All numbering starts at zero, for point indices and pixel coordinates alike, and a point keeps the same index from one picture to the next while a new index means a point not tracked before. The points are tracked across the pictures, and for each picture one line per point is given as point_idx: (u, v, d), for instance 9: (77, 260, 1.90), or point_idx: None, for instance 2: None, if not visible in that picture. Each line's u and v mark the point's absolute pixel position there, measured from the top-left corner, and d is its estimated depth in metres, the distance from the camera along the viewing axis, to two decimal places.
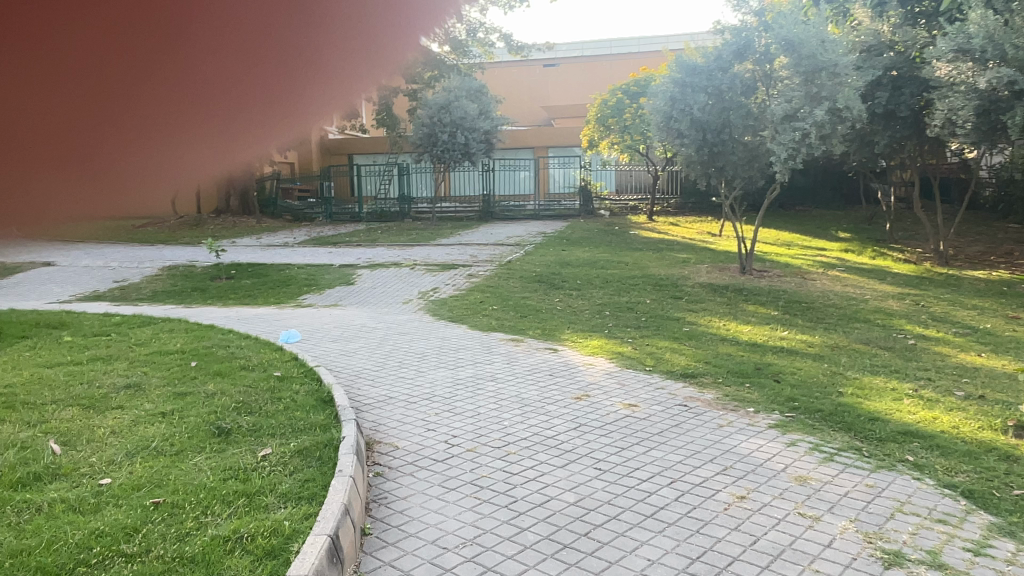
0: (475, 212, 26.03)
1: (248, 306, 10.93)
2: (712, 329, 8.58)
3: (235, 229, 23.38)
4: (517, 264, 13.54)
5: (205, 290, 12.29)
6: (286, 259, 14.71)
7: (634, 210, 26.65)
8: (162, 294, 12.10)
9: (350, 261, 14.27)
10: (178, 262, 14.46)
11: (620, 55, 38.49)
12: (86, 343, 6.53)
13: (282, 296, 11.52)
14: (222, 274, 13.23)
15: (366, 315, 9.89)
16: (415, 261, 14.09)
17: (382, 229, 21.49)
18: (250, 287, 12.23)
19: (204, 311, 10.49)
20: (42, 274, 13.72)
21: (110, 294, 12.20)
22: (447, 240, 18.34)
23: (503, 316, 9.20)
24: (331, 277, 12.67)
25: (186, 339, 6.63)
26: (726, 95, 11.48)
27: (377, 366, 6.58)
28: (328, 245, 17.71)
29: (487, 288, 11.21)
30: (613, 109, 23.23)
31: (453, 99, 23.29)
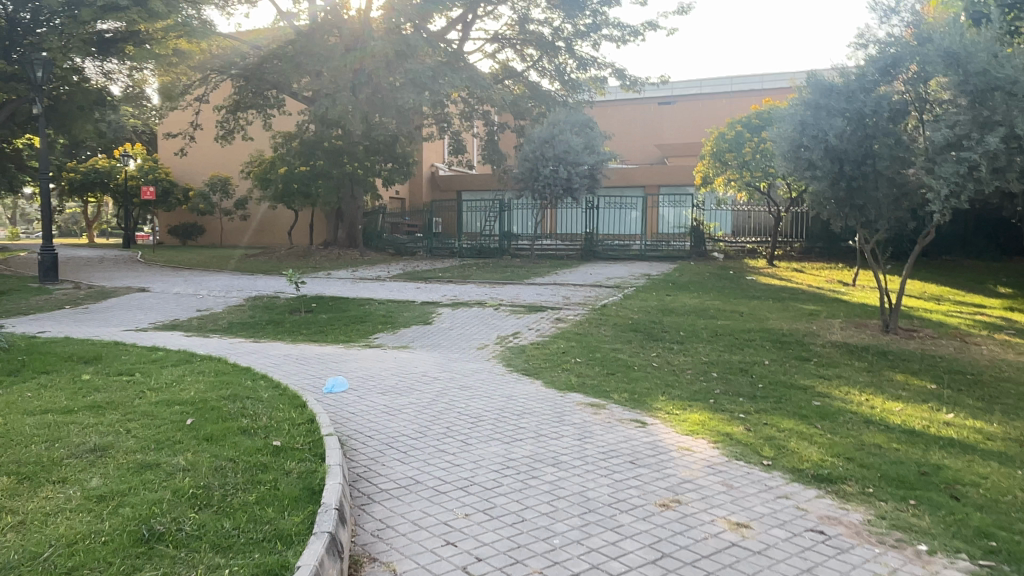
0: (577, 250, 24.81)
1: (315, 343, 10.16)
2: (848, 407, 6.78)
3: (335, 262, 23.32)
4: (613, 309, 12.12)
5: (280, 322, 11.70)
6: (370, 294, 14.06)
7: (752, 253, 24.47)
8: (237, 326, 11.62)
9: (434, 298, 13.39)
10: (263, 292, 14.12)
11: (740, 93, 36.52)
12: (99, 384, 5.75)
13: (354, 333, 10.70)
14: (301, 306, 12.63)
15: (434, 360, 8.81)
16: (502, 301, 13.01)
17: (477, 266, 20.68)
18: (325, 322, 11.50)
19: (269, 347, 9.80)
20: (133, 301, 13.72)
21: (190, 323, 11.89)
22: (542, 279, 17.23)
23: (587, 371, 7.83)
24: (409, 314, 11.79)
25: (207, 385, 5.71)
26: (869, 119, 9.73)
27: (420, 433, 5.36)
28: (419, 280, 17.05)
29: (574, 335, 9.89)
30: (732, 144, 21.48)
31: (557, 132, 22.60)
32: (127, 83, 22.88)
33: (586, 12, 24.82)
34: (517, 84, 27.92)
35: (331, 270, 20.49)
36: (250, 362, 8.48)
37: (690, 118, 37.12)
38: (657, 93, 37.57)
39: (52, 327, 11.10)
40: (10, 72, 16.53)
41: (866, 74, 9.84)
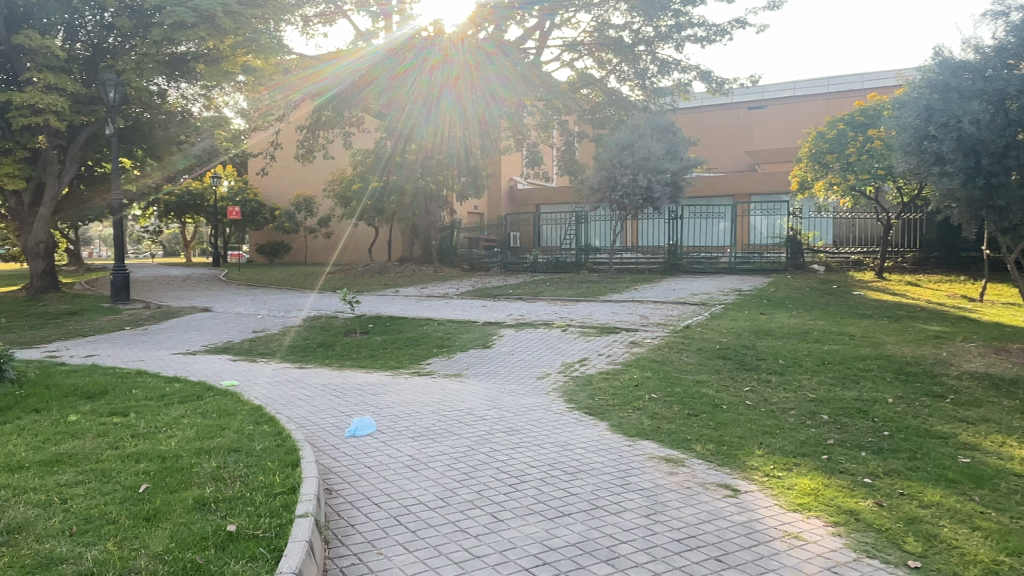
0: (660, 264, 23.20)
1: (361, 369, 9.25)
2: (1011, 467, 5.15)
3: (407, 279, 22.71)
4: (697, 331, 10.66)
5: (332, 344, 10.91)
6: (431, 313, 13.17)
7: (857, 264, 22.15)
8: (287, 348, 10.88)
9: (498, 318, 12.35)
10: (321, 312, 13.47)
11: (839, 93, 33.90)
12: (78, 428, 4.90)
13: (405, 358, 9.74)
14: (358, 327, 11.81)
15: (486, 391, 7.69)
16: (571, 321, 11.78)
17: (551, 282, 19.49)
18: (378, 345, 10.61)
19: (312, 374, 8.96)
20: (193, 322, 13.35)
21: (241, 346, 11.25)
22: (620, 295, 15.87)
23: (664, 410, 6.49)
24: (468, 336, 10.74)
25: (196, 433, 4.76)
26: (1012, 102, 7.97)
27: (441, 501, 4.21)
28: (486, 298, 16.06)
29: (651, 362, 8.54)
30: (833, 144, 19.47)
31: (636, 138, 21.15)
32: (206, 104, 23.22)
33: (667, 13, 23.29)
34: (595, 92, 26.75)
35: (400, 287, 19.82)
36: (282, 392, 7.64)
37: (782, 122, 34.77)
38: (747, 97, 35.37)
39: (102, 351, 10.70)
40: (89, 95, 16.81)
41: (1006, 48, 8.13)
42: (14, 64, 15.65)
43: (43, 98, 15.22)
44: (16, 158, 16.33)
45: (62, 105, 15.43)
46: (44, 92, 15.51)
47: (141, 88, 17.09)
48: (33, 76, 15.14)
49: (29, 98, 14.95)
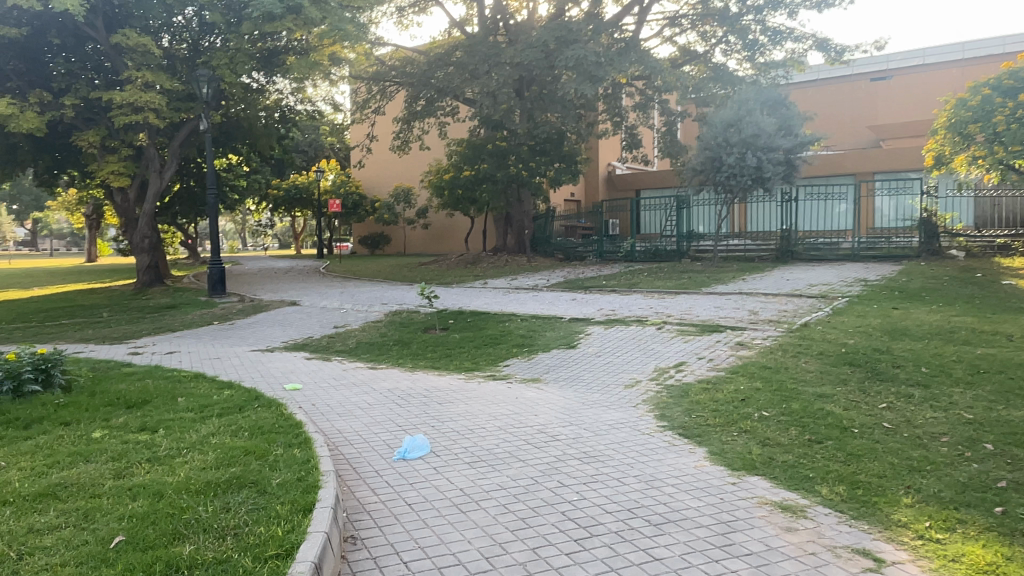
0: (771, 251, 21.31)
1: (433, 372, 8.52)
2: None
3: (499, 270, 22.04)
4: (817, 330, 9.24)
5: (410, 341, 10.30)
6: (518, 307, 12.36)
7: (1004, 249, 19.42)
8: (363, 346, 10.33)
9: (588, 313, 11.37)
10: (404, 306, 12.95)
11: (978, 59, 30.31)
12: (96, 449, 4.40)
13: (481, 359, 8.93)
14: (438, 323, 11.15)
15: (563, 401, 6.73)
16: (669, 317, 10.62)
17: (648, 271, 18.20)
18: (455, 343, 9.86)
19: (381, 376, 8.32)
20: (278, 316, 13.18)
21: (318, 342, 10.82)
22: (726, 287, 14.47)
23: (778, 435, 5.32)
24: (552, 335, 9.81)
25: (213, 460, 4.12)
26: None
27: (486, 564, 3.31)
28: (578, 290, 15.07)
29: (761, 369, 7.31)
30: (977, 111, 16.96)
31: (744, 114, 19.41)
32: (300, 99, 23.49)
33: None
34: (698, 68, 25.02)
35: (490, 279, 19.15)
36: (344, 398, 7.04)
37: (910, 93, 31.39)
38: (870, 67, 32.26)
39: (183, 348, 10.59)
40: (186, 93, 17.17)
41: None
42: (115, 64, 16.20)
43: (141, 96, 15.69)
44: (120, 156, 17.03)
45: (159, 102, 15.86)
46: (143, 90, 16.01)
47: (234, 83, 17.33)
48: (133, 75, 15.61)
49: (129, 96, 15.45)
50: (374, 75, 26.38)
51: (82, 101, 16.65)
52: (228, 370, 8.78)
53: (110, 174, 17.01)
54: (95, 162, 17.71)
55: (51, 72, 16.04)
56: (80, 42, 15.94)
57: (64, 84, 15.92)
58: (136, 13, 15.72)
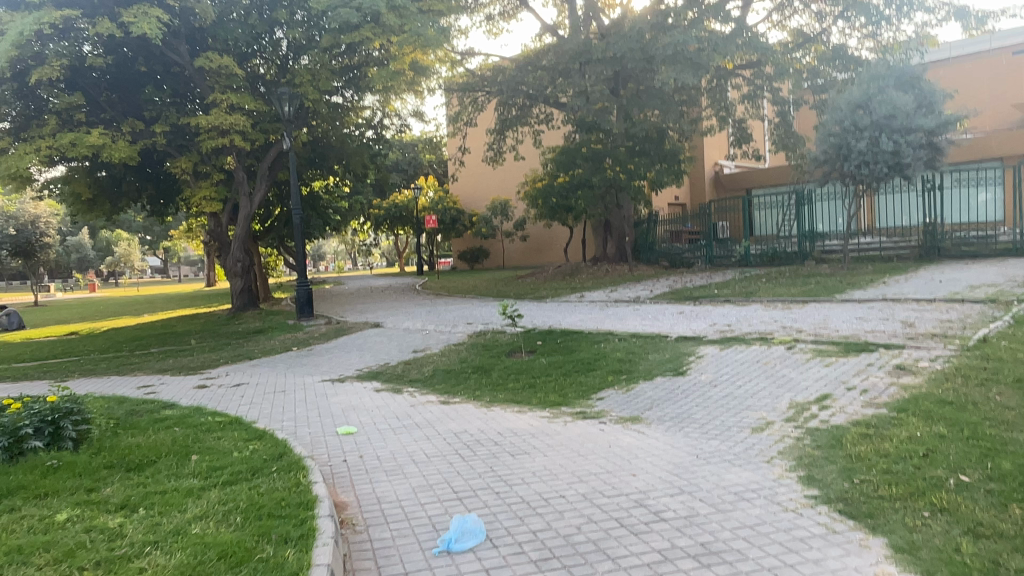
0: (913, 248, 18.58)
1: (513, 408, 7.17)
2: None
3: (600, 282, 20.51)
4: (1000, 346, 7.19)
5: (493, 366, 9.02)
6: (616, 324, 10.86)
7: None
8: (439, 373, 9.14)
9: (700, 330, 9.70)
10: (490, 325, 11.76)
11: None
12: (45, 541, 3.35)
13: (570, 390, 7.52)
14: (524, 345, 9.84)
15: (670, 452, 5.22)
16: (800, 333, 8.80)
17: (767, 277, 16.14)
18: (542, 369, 8.50)
19: (452, 414, 7.05)
20: (360, 340, 12.32)
21: (393, 369, 9.73)
22: (864, 293, 12.30)
23: (999, 518, 3.59)
24: (656, 358, 8.26)
25: (171, 570, 2.95)
26: None
27: None
28: (685, 302, 13.35)
29: (938, 407, 5.49)
30: None
31: (874, 92, 16.99)
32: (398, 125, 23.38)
33: None
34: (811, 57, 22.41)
35: (589, 291, 17.67)
36: (400, 445, 5.85)
37: None
38: (1012, 38, 28.37)
39: (253, 379, 9.85)
40: (271, 113, 16.98)
41: None
42: (201, 87, 16.25)
43: (226, 118, 15.63)
44: (212, 181, 17.04)
45: (243, 124, 15.72)
46: (228, 112, 15.95)
47: (318, 100, 17.05)
48: (218, 98, 15.58)
49: (214, 119, 15.40)
50: (464, 85, 25.67)
51: (172, 128, 16.83)
52: (286, 406, 7.82)
53: (203, 200, 17.03)
54: (189, 188, 17.83)
55: (144, 102, 16.29)
56: (168, 69, 16.13)
57: (154, 112, 16.14)
58: (219, 35, 15.75)
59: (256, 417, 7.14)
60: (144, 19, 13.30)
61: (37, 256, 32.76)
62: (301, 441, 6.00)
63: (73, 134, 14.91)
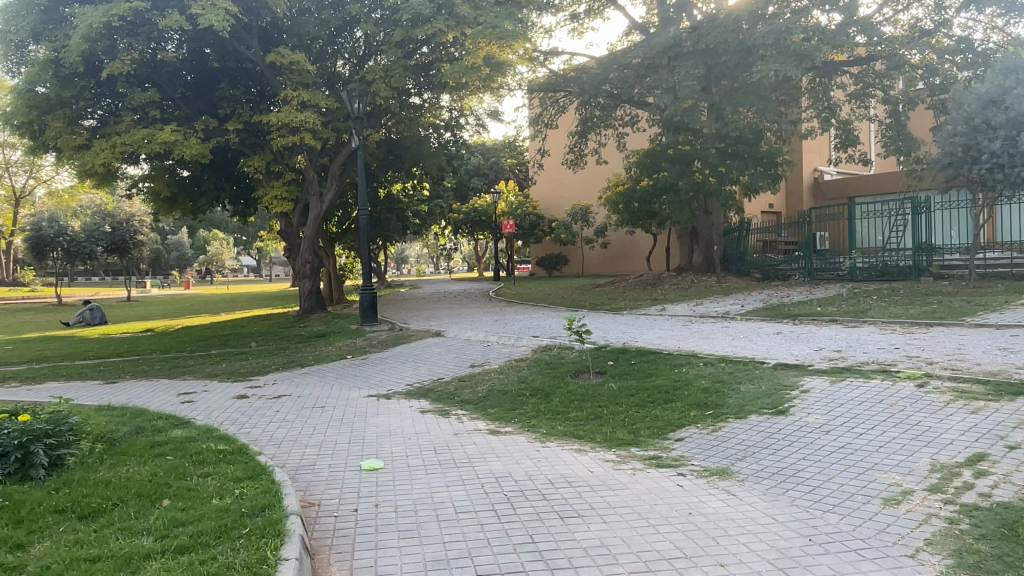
0: None
1: (573, 444, 5.99)
2: None
3: (684, 294, 18.99)
4: None
5: (556, 389, 7.87)
6: (702, 345, 9.52)
7: None
8: (494, 395, 8.04)
9: (803, 357, 8.22)
10: (558, 340, 10.62)
11: None
12: None
13: (643, 427, 6.26)
14: (594, 365, 8.65)
15: (771, 530, 3.92)
16: (932, 367, 7.21)
17: (877, 294, 14.26)
18: (611, 396, 7.26)
19: (500, 449, 5.93)
20: (419, 350, 11.45)
21: (445, 386, 8.71)
22: (1003, 316, 10.40)
23: None
24: (749, 391, 6.91)
25: None
26: None
27: None
28: (783, 320, 11.79)
29: None
30: None
31: (1011, 85, 14.78)
32: (476, 124, 22.61)
33: None
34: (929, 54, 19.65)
35: (672, 304, 16.24)
36: (430, 489, 4.80)
37: None
38: None
39: (295, 391, 9.07)
40: (342, 111, 16.49)
41: None
42: (273, 84, 15.98)
43: (296, 116, 15.22)
44: (283, 180, 16.71)
45: (313, 121, 15.27)
46: (299, 110, 15.56)
47: (391, 98, 16.44)
48: (289, 95, 15.21)
49: (284, 116, 15.01)
50: (546, 85, 24.68)
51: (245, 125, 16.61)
52: (317, 426, 6.92)
53: (274, 199, 16.71)
54: (262, 187, 17.59)
55: (219, 99, 16.19)
56: (241, 65, 15.95)
57: (227, 110, 15.97)
58: (293, 30, 15.42)
59: (280, 441, 6.25)
60: (213, 12, 13.03)
61: (131, 253, 33.79)
62: (314, 481, 5.02)
63: (146, 130, 14.89)
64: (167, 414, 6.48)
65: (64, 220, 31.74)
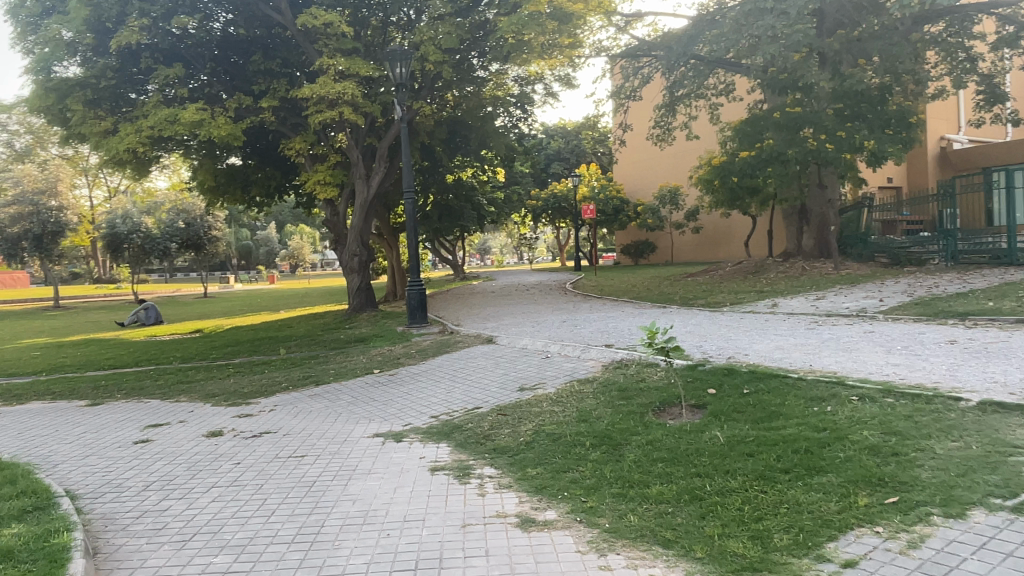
0: None
1: (653, 564, 3.43)
2: None
3: (798, 285, 15.86)
4: None
5: (630, 436, 5.32)
6: (842, 362, 6.73)
7: None
8: (539, 443, 5.55)
9: (1016, 389, 5.31)
10: (638, 351, 8.04)
11: None
12: None
13: (774, 528, 3.63)
14: (686, 396, 6.03)
15: None
16: None
17: None
18: (715, 457, 4.65)
19: (524, 570, 3.43)
20: (463, 362, 9.13)
21: (478, 423, 6.30)
22: None
23: None
24: (955, 461, 4.13)
25: None
26: None
27: None
28: (947, 322, 8.72)
29: None
30: None
31: None
32: (547, 96, 20.10)
33: None
34: None
35: (782, 298, 13.24)
36: None
37: None
38: None
39: (287, 424, 6.87)
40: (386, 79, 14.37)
41: None
42: (307, 53, 14.12)
43: (333, 87, 13.20)
44: (326, 163, 14.84)
45: (352, 92, 13.25)
46: (337, 80, 13.54)
47: (441, 63, 14.22)
48: (325, 63, 13.24)
49: (319, 87, 13.05)
50: (626, 50, 21.85)
51: (283, 102, 14.78)
52: (268, 498, 4.66)
53: (317, 185, 14.79)
54: (305, 172, 15.77)
55: (255, 75, 14.45)
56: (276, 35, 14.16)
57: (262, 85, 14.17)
58: None
59: (189, 536, 4.01)
60: None
61: (204, 248, 34.72)
62: None
63: (171, 110, 13.26)
64: (40, 486, 4.34)
65: (139, 216, 31.55)
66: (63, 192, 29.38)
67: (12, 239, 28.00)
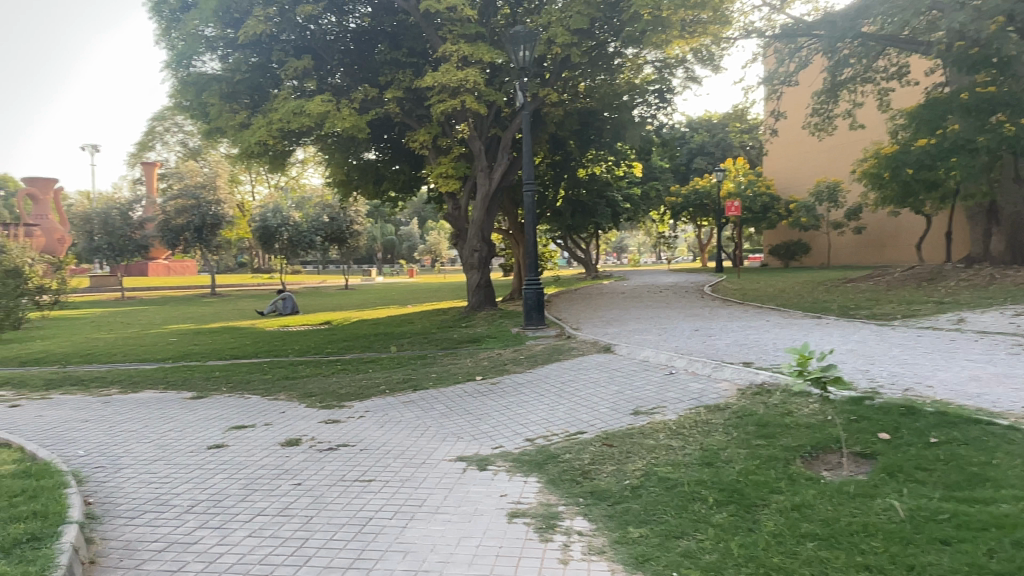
0: None
1: None
2: None
3: (986, 296, 13.33)
4: None
5: (766, 494, 4.05)
6: None
7: None
8: (648, 490, 4.41)
9: None
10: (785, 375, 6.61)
11: None
12: None
13: None
14: (847, 442, 4.63)
15: None
16: None
17: None
18: (892, 543, 3.31)
19: None
20: (577, 373, 8.07)
21: (577, 455, 5.25)
22: None
23: None
24: None
25: None
26: None
27: None
28: None
29: None
30: None
31: None
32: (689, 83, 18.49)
33: None
34: None
35: (969, 311, 11.01)
36: None
37: None
38: None
39: (369, 437, 6.19)
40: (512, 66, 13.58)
41: None
42: (431, 40, 13.64)
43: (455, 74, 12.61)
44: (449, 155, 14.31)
45: (475, 79, 12.57)
46: (460, 68, 12.92)
47: (570, 46, 13.18)
48: (448, 50, 12.66)
49: (440, 75, 12.51)
50: (782, 30, 19.73)
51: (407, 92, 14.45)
52: (310, 539, 3.89)
53: (439, 177, 14.29)
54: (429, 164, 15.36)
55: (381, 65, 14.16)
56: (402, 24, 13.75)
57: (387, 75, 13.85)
58: None
59: None
60: None
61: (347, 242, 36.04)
62: None
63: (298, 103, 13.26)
64: (56, 506, 3.72)
65: (288, 211, 33.21)
66: (222, 187, 31.45)
67: (177, 229, 30.41)
